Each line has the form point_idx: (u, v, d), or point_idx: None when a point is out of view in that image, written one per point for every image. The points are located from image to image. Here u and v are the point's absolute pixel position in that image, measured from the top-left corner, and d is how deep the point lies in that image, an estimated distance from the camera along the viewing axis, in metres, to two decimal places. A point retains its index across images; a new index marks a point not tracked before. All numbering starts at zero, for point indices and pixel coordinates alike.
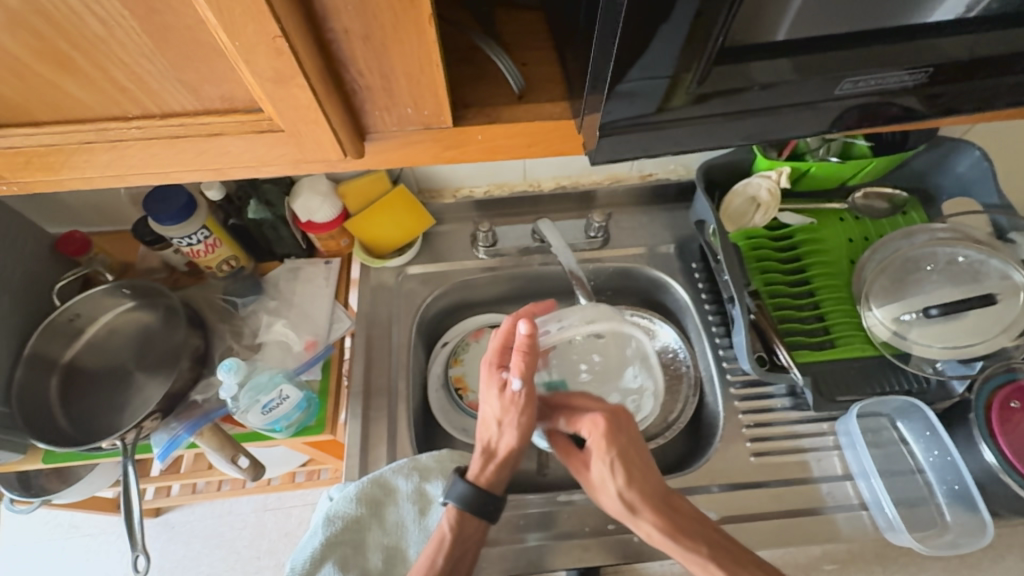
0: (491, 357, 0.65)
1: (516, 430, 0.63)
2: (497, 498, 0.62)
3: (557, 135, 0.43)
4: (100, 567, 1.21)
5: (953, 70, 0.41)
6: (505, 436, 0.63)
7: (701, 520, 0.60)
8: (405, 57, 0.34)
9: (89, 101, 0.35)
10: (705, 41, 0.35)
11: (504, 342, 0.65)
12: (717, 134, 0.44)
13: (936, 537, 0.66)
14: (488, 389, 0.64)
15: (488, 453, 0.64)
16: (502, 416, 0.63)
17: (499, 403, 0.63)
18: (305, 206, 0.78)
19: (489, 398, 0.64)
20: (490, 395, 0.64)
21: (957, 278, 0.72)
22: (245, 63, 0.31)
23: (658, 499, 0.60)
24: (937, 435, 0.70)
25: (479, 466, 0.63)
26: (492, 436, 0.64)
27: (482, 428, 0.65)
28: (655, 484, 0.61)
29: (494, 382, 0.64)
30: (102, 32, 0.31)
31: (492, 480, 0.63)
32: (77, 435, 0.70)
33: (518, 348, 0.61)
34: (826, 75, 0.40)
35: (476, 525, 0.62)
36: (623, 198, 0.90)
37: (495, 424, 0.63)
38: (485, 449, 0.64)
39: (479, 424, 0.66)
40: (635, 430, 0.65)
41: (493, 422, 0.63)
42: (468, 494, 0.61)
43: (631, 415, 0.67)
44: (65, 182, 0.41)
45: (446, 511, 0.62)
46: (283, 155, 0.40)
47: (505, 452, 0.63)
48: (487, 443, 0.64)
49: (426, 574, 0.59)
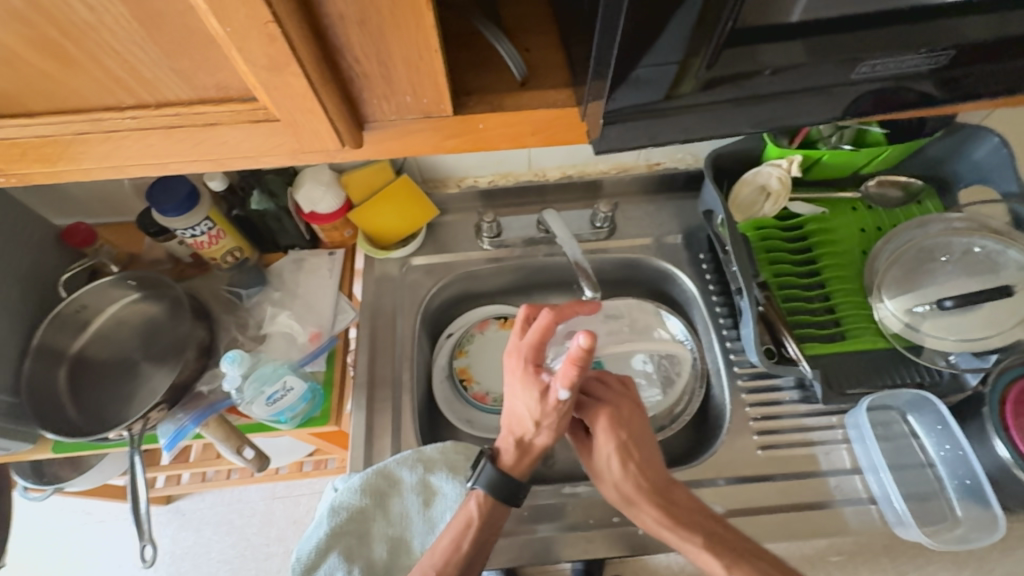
0: (526, 353, 0.61)
1: (552, 429, 0.62)
2: (523, 485, 0.63)
3: (561, 123, 0.42)
4: (113, 553, 1.22)
5: (978, 52, 0.39)
6: (540, 435, 0.62)
7: (701, 511, 0.60)
8: (402, 42, 0.33)
9: (83, 90, 0.35)
10: (716, 23, 0.34)
11: (539, 340, 0.60)
12: (728, 121, 0.42)
13: (945, 532, 0.65)
14: (525, 388, 0.61)
15: (522, 447, 0.63)
16: (541, 419, 0.61)
17: (537, 406, 0.61)
18: (309, 196, 0.78)
19: (526, 397, 0.61)
20: (528, 395, 0.61)
21: (972, 269, 0.70)
22: (238, 50, 0.31)
23: (654, 491, 0.61)
24: (948, 429, 0.69)
25: (514, 458, 0.63)
26: (527, 433, 0.63)
27: (513, 422, 0.63)
28: (654, 478, 0.62)
29: (533, 383, 0.60)
30: (91, 19, 0.30)
31: (520, 466, 0.63)
32: (87, 426, 0.70)
33: (569, 360, 0.54)
34: (841, 59, 0.39)
35: (503, 510, 0.62)
36: (630, 188, 0.89)
37: (532, 424, 0.62)
38: (518, 443, 0.63)
39: (506, 416, 0.64)
40: (641, 424, 0.66)
41: (529, 422, 0.62)
42: (495, 480, 0.61)
43: (641, 409, 0.67)
44: (63, 174, 0.40)
45: (472, 494, 0.63)
46: (281, 146, 0.39)
47: (540, 448, 0.63)
48: (521, 439, 0.63)
49: (448, 557, 0.59)
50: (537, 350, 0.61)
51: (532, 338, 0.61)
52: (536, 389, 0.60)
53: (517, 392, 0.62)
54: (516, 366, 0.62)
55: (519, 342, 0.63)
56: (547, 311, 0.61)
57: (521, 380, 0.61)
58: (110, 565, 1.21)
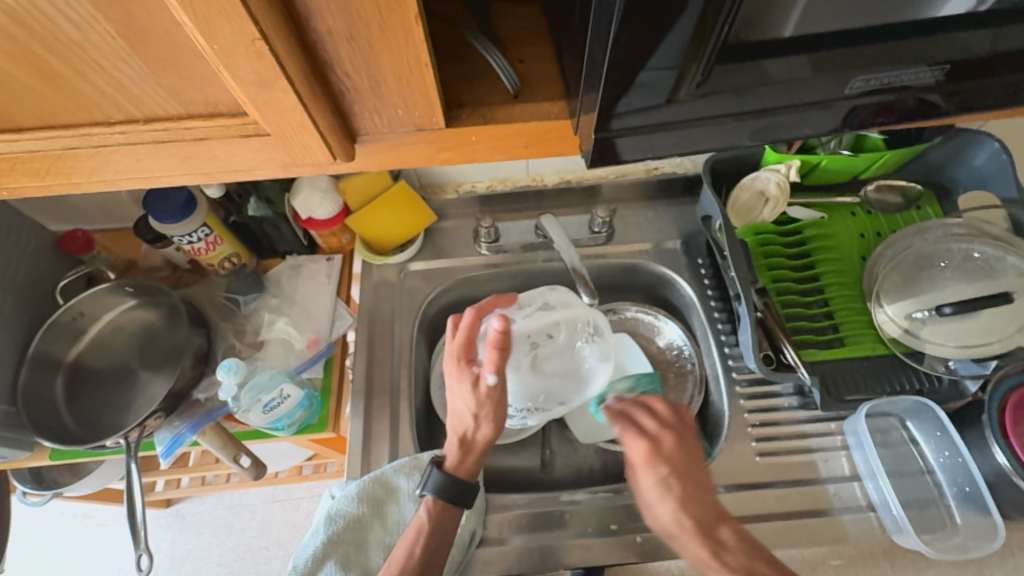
0: (456, 351, 0.65)
1: (493, 420, 0.64)
2: (473, 486, 0.62)
3: (554, 135, 0.42)
4: (113, 557, 1.22)
5: (973, 66, 0.39)
6: (482, 428, 0.64)
7: (748, 553, 0.54)
8: (392, 57, 0.33)
9: (73, 106, 0.35)
10: (708, 36, 0.34)
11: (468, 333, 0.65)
12: (722, 133, 0.42)
13: (944, 540, 0.65)
14: (458, 383, 0.64)
15: (466, 444, 0.64)
16: (479, 410, 0.63)
17: (471, 395, 0.63)
18: (306, 203, 0.77)
19: (461, 392, 0.64)
20: (462, 388, 0.64)
21: (970, 275, 0.70)
22: (225, 67, 0.31)
23: (700, 527, 0.55)
24: (948, 436, 0.68)
25: (457, 457, 0.63)
26: (468, 429, 0.64)
27: (453, 421, 0.64)
28: (702, 513, 0.55)
29: (466, 376, 0.64)
30: (78, 36, 0.30)
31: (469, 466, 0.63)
32: (84, 434, 0.70)
33: (490, 343, 0.61)
34: (834, 71, 0.39)
35: (453, 514, 0.62)
36: (628, 193, 0.89)
37: (471, 417, 0.63)
38: (462, 441, 0.64)
39: (449, 419, 0.65)
40: (694, 454, 0.59)
41: (468, 416, 0.63)
42: (443, 483, 0.61)
43: (695, 439, 0.60)
44: (55, 188, 0.40)
45: (423, 502, 0.62)
46: (272, 160, 0.39)
47: (484, 443, 0.63)
48: (463, 435, 0.63)
49: (402, 565, 0.59)
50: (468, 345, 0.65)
51: (460, 336, 0.65)
52: (468, 379, 0.64)
53: (453, 390, 0.65)
54: (450, 364, 0.65)
55: (450, 343, 0.66)
56: (470, 309, 0.66)
57: (454, 373, 0.65)
58: (110, 569, 1.22)
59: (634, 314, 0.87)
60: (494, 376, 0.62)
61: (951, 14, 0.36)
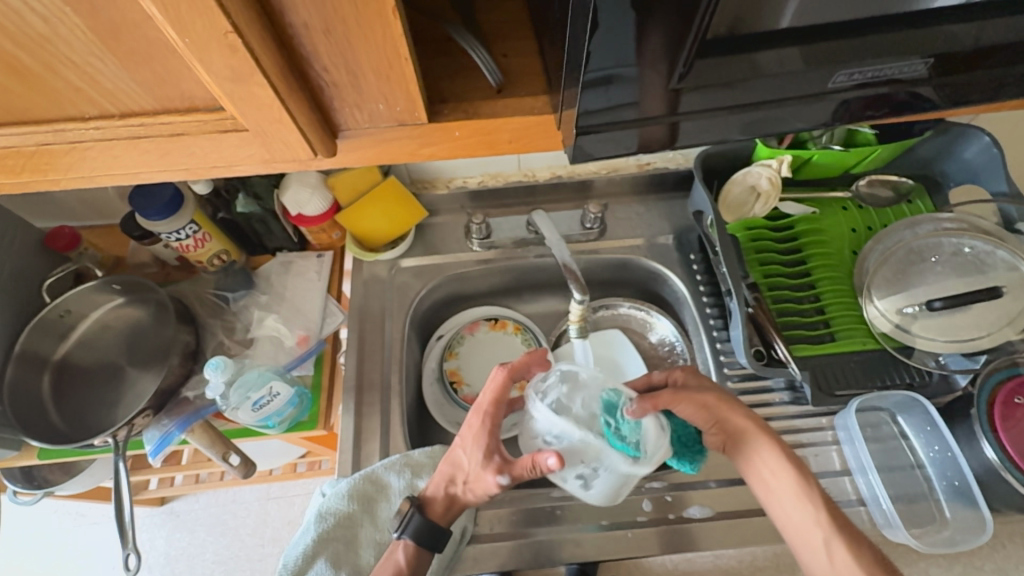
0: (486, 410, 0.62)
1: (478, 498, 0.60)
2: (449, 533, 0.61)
3: (538, 130, 0.41)
4: (107, 555, 1.22)
5: (960, 59, 0.39)
6: (467, 493, 0.61)
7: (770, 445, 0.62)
8: (369, 51, 0.33)
9: (48, 102, 0.35)
10: (687, 29, 0.34)
11: (497, 401, 0.62)
12: (710, 127, 0.42)
13: (933, 534, 0.65)
14: (473, 445, 0.61)
15: (451, 493, 0.62)
16: (473, 480, 0.60)
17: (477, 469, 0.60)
18: (295, 199, 0.76)
19: (470, 452, 0.61)
20: (475, 452, 0.61)
21: (962, 270, 0.70)
22: (199, 61, 0.30)
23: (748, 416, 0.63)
24: (937, 430, 0.69)
25: (441, 498, 0.61)
26: (459, 487, 0.61)
27: (449, 461, 0.63)
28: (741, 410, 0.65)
29: (484, 446, 0.61)
30: (46, 30, 0.30)
31: (450, 511, 0.62)
32: (71, 433, 0.70)
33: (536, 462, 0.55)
34: (818, 65, 0.38)
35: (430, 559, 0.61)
36: (620, 188, 0.89)
37: (464, 480, 0.61)
38: (451, 490, 0.62)
39: (446, 461, 0.63)
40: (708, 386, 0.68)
41: (462, 477, 0.61)
42: (422, 528, 0.60)
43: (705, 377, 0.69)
44: (31, 185, 0.40)
45: (401, 544, 0.61)
46: (251, 156, 0.39)
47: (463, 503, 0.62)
48: (451, 482, 0.62)
49: None
50: (499, 416, 0.62)
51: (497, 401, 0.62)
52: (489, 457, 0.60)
53: (466, 445, 0.62)
54: (475, 420, 0.62)
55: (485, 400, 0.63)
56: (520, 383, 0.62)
57: (476, 437, 0.61)
58: (104, 567, 1.21)
59: (626, 312, 0.88)
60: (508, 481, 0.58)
61: (939, 6, 0.36)
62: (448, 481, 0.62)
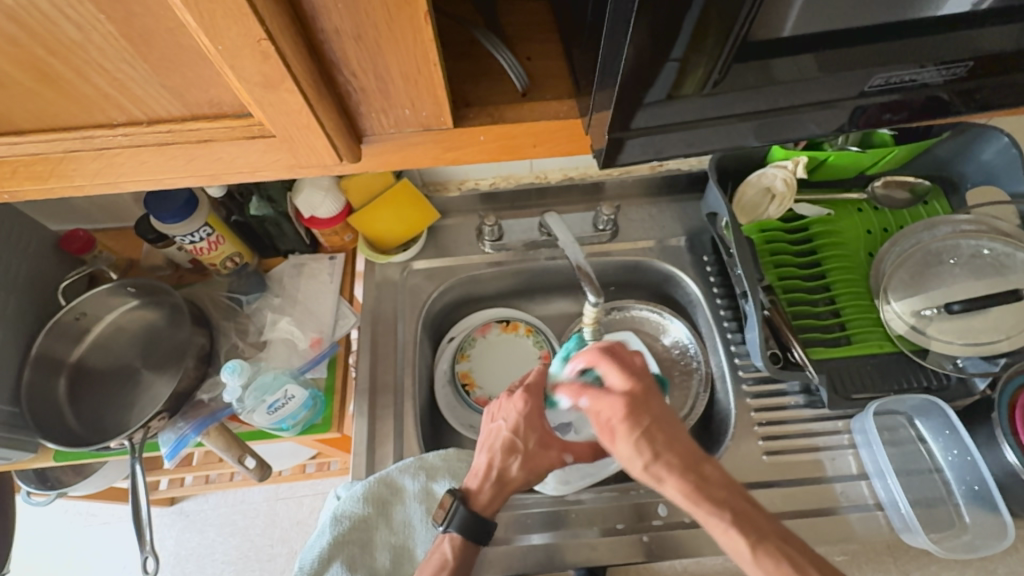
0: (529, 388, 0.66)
1: (534, 473, 0.64)
2: (492, 525, 0.60)
3: (565, 135, 0.42)
4: (118, 554, 1.23)
5: (994, 62, 0.39)
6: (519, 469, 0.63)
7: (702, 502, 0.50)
8: (400, 57, 0.33)
9: (75, 109, 0.35)
10: (727, 33, 0.33)
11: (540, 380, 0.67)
12: (736, 132, 0.42)
13: (952, 539, 0.64)
14: (528, 419, 0.65)
15: (499, 482, 0.62)
16: (529, 454, 0.64)
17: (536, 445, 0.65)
18: (308, 202, 0.76)
19: (526, 428, 0.64)
20: (532, 428, 0.65)
21: (980, 271, 0.69)
22: (231, 68, 0.30)
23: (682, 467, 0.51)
24: (957, 434, 0.68)
25: (483, 491, 0.61)
26: (505, 465, 0.63)
27: (496, 451, 0.63)
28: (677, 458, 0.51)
29: (537, 421, 0.65)
30: (79, 37, 0.30)
31: (492, 502, 0.61)
32: (87, 435, 0.70)
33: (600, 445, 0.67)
34: (852, 69, 0.38)
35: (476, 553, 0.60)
36: (632, 190, 0.88)
37: (517, 453, 0.63)
38: (496, 477, 0.62)
39: (492, 447, 0.64)
40: (643, 422, 0.52)
41: (514, 451, 0.63)
42: (466, 521, 0.59)
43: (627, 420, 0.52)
44: (56, 191, 0.40)
45: (446, 538, 0.60)
46: (278, 161, 0.39)
47: (514, 481, 0.63)
48: (497, 470, 0.62)
49: None
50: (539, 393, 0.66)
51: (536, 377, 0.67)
52: (543, 435, 0.65)
53: (511, 422, 0.65)
54: (518, 399, 0.65)
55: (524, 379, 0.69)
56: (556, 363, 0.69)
57: (524, 416, 0.64)
58: (115, 567, 1.22)
59: (639, 313, 0.88)
60: (570, 457, 0.66)
61: (956, 12, 0.36)
62: (496, 468, 0.63)
